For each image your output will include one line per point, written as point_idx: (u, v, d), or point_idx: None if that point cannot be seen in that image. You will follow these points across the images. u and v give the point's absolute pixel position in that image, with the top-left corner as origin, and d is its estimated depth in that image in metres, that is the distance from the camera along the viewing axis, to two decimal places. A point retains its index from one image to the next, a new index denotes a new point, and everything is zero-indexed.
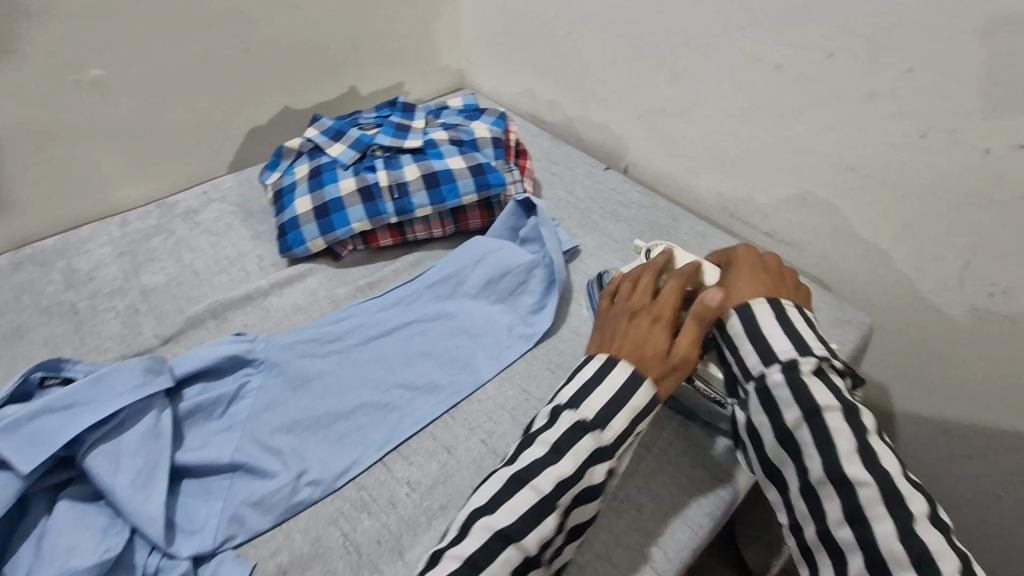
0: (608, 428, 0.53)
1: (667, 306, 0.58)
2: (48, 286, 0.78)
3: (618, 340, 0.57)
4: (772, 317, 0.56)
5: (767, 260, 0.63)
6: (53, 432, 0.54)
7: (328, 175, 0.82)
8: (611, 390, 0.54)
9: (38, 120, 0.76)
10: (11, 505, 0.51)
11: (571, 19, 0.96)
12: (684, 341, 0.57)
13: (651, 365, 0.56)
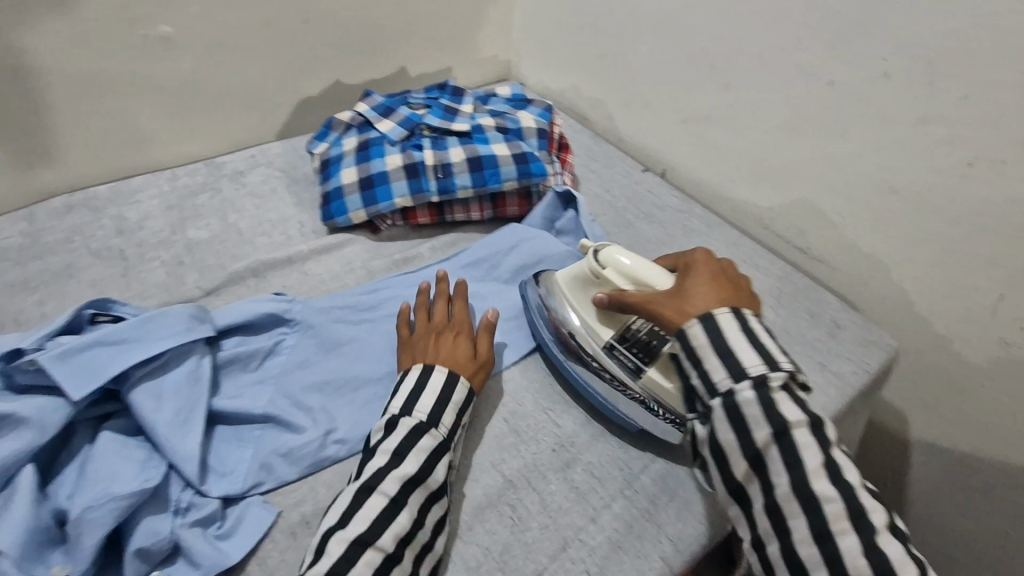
0: (437, 423, 0.58)
1: (463, 322, 0.67)
2: (99, 230, 0.81)
3: (432, 352, 0.64)
4: (737, 328, 0.52)
5: (724, 267, 0.60)
6: (103, 365, 0.56)
7: (376, 149, 0.84)
8: (435, 390, 0.60)
9: (105, 69, 0.79)
10: (60, 429, 0.54)
11: (625, 19, 0.97)
12: (484, 345, 0.66)
13: (465, 367, 0.63)
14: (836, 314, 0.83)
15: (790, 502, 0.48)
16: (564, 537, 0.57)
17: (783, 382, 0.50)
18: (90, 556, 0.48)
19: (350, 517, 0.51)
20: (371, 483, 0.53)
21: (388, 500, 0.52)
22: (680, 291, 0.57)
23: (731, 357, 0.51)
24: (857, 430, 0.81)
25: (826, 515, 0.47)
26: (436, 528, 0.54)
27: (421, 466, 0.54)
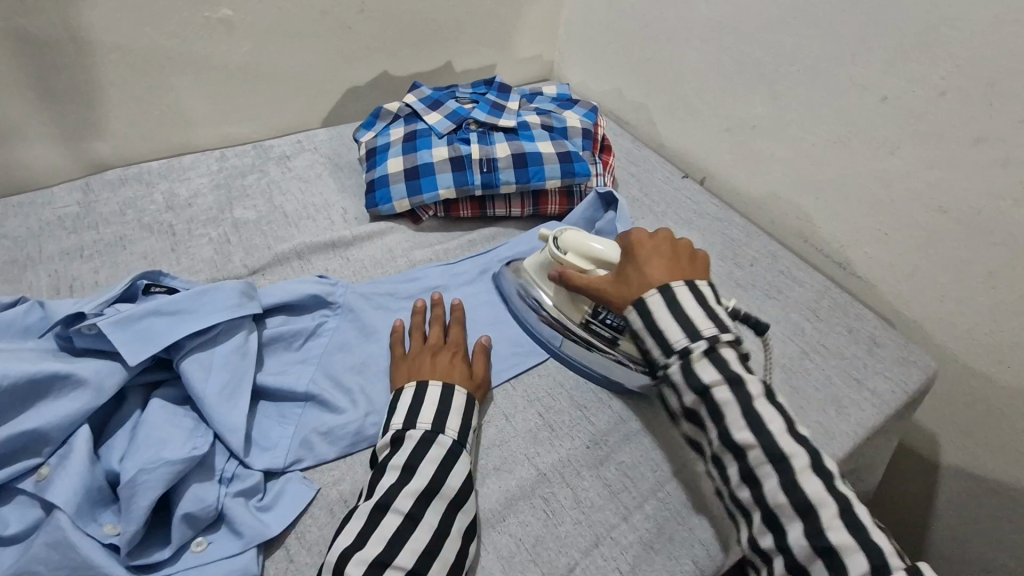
0: (443, 430, 0.58)
1: (458, 342, 0.68)
2: (150, 205, 0.83)
3: (427, 367, 0.64)
4: (663, 305, 0.58)
5: (662, 239, 0.63)
6: (158, 333, 0.58)
7: (423, 140, 0.86)
8: (435, 401, 0.59)
9: (165, 49, 0.81)
10: (113, 393, 0.55)
11: (675, 24, 0.97)
12: (480, 364, 0.67)
13: (462, 381, 0.63)
14: (875, 331, 0.82)
15: (727, 455, 0.55)
16: (596, 533, 0.58)
17: (705, 351, 0.55)
18: (142, 518, 0.48)
19: (367, 537, 0.50)
20: (386, 500, 0.52)
21: (402, 517, 0.51)
22: (622, 277, 0.63)
23: (661, 335, 0.57)
24: (890, 450, 0.81)
25: (751, 462, 0.53)
26: (467, 532, 0.54)
27: (432, 477, 0.54)
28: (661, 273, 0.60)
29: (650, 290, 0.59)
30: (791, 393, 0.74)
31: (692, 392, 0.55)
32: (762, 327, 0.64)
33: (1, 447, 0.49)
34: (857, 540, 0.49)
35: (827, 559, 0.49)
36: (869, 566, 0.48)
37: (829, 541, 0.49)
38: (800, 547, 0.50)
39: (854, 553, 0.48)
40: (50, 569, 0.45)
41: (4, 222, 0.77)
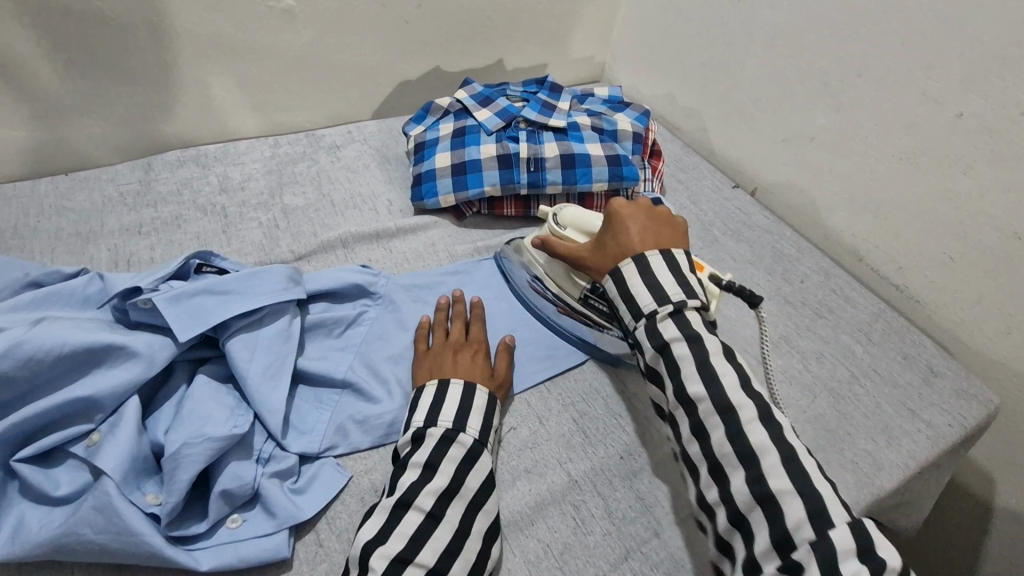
0: (464, 429, 0.57)
1: (480, 340, 0.67)
2: (205, 186, 0.86)
3: (449, 364, 0.63)
4: (636, 273, 0.56)
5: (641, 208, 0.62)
6: (208, 311, 0.59)
7: (472, 136, 0.86)
8: (456, 399, 0.59)
9: (228, 35, 0.83)
10: (162, 367, 0.57)
11: (736, 30, 0.94)
12: (502, 365, 0.66)
13: (484, 381, 0.62)
14: (931, 359, 0.78)
15: (679, 409, 0.53)
16: (624, 545, 0.56)
17: (672, 313, 0.54)
18: (184, 490, 0.50)
19: (390, 532, 0.49)
20: (408, 497, 0.51)
21: (424, 516, 0.51)
22: (602, 246, 0.62)
23: (632, 301, 0.56)
24: (942, 485, 0.76)
25: (699, 413, 0.51)
26: (489, 534, 0.53)
27: (452, 477, 0.53)
28: (636, 237, 0.59)
29: (624, 257, 0.58)
30: (838, 418, 0.71)
31: (651, 349, 0.54)
32: (757, 299, 0.60)
33: (53, 412, 0.51)
34: (795, 486, 0.46)
35: (763, 505, 0.46)
36: (805, 511, 0.45)
37: (766, 488, 0.46)
38: (739, 495, 0.48)
39: (790, 498, 0.45)
40: (95, 531, 0.47)
41: (71, 195, 0.81)
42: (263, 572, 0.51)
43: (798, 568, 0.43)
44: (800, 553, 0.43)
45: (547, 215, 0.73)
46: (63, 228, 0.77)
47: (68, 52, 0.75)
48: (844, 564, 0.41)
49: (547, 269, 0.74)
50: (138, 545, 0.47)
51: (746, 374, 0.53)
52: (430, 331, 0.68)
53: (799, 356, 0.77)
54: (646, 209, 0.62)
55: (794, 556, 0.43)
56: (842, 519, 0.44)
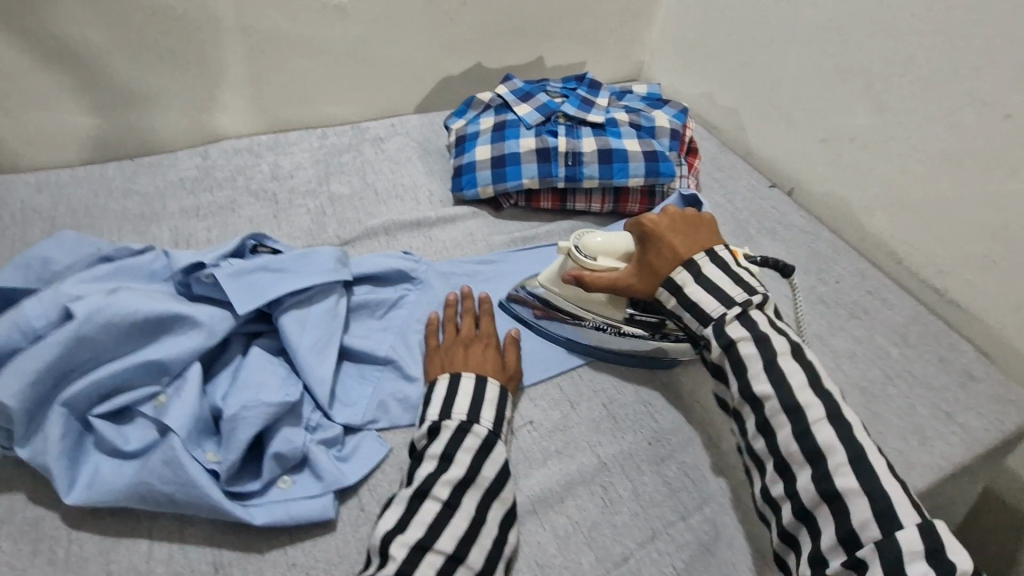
0: (478, 421, 0.58)
1: (490, 333, 0.67)
2: (258, 173, 0.90)
3: (459, 358, 0.64)
4: (690, 279, 0.60)
5: (675, 219, 0.63)
6: (266, 287, 0.63)
7: (511, 131, 0.88)
8: (468, 393, 0.60)
9: (286, 31, 0.88)
10: (222, 337, 0.61)
11: (779, 28, 0.94)
12: (512, 354, 0.67)
13: (495, 374, 0.63)
14: (970, 363, 0.78)
15: (746, 407, 0.57)
16: (651, 525, 0.58)
17: (738, 315, 0.57)
18: (241, 449, 0.54)
19: (407, 523, 0.51)
20: (424, 487, 0.53)
21: (441, 505, 0.52)
22: (646, 265, 0.63)
23: (696, 308, 0.59)
24: (976, 491, 0.76)
25: (766, 411, 0.55)
26: (505, 520, 0.55)
27: (468, 466, 0.55)
28: (682, 248, 0.61)
29: (676, 268, 0.61)
30: (870, 417, 0.71)
31: (718, 347, 0.57)
32: (789, 269, 0.66)
33: (126, 373, 0.56)
34: (862, 485, 0.49)
35: (830, 503, 0.50)
36: (872, 512, 0.48)
37: (833, 487, 0.50)
38: (807, 492, 0.51)
39: (857, 497, 0.49)
40: (163, 482, 0.51)
41: (136, 179, 0.87)
42: (310, 531, 0.54)
43: (863, 564, 0.47)
44: (864, 550, 0.47)
45: (567, 248, 0.69)
46: (129, 209, 0.83)
47: (140, 44, 0.81)
48: (910, 566, 0.45)
49: (558, 291, 0.73)
50: (199, 497, 0.51)
51: (814, 371, 0.56)
52: (440, 326, 0.68)
53: (832, 355, 0.77)
54: (678, 217, 0.63)
55: (860, 552, 0.47)
56: (912, 520, 0.47)
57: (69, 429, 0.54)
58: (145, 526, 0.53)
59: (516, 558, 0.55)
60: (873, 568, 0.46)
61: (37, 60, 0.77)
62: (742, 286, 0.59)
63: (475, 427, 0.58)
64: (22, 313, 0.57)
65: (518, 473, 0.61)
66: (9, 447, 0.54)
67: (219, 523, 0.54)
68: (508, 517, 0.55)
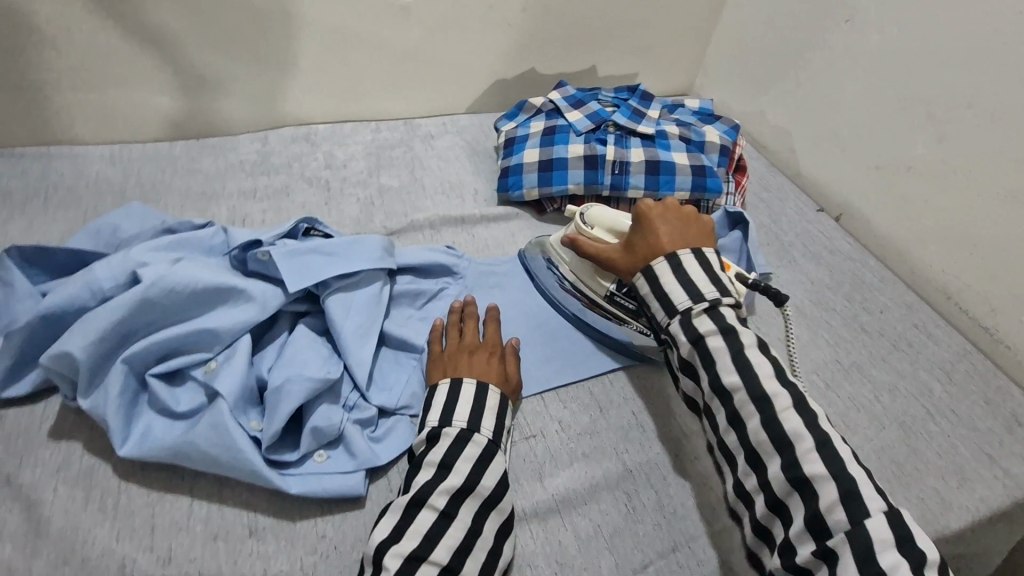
0: (478, 430, 0.58)
1: (497, 342, 0.67)
2: (313, 161, 0.94)
3: (463, 364, 0.63)
4: (668, 270, 0.60)
5: (668, 210, 0.65)
6: (316, 270, 0.66)
7: (561, 136, 0.89)
8: (468, 400, 0.60)
9: (353, 27, 0.92)
10: (272, 313, 0.64)
11: (840, 52, 0.93)
12: (515, 365, 0.66)
13: (498, 384, 0.63)
14: (1016, 408, 0.75)
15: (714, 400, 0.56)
16: (672, 537, 0.58)
17: (707, 309, 0.57)
18: (282, 421, 0.56)
19: (403, 532, 0.51)
20: (423, 495, 0.53)
21: (438, 514, 0.52)
22: (630, 244, 0.65)
23: (666, 299, 0.59)
24: (1013, 540, 0.73)
25: (735, 402, 0.54)
26: (500, 532, 0.55)
27: (467, 476, 0.55)
28: (666, 238, 0.63)
29: (656, 255, 0.62)
30: (908, 452, 0.69)
31: (685, 341, 0.57)
32: (783, 297, 0.64)
33: (183, 338, 0.59)
34: (828, 469, 0.49)
35: (801, 490, 0.49)
36: (838, 494, 0.48)
37: (801, 472, 0.49)
38: (777, 482, 0.51)
39: (825, 482, 0.49)
40: (208, 444, 0.54)
41: (199, 159, 0.91)
42: (340, 506, 0.56)
43: (833, 552, 0.46)
44: (835, 541, 0.46)
45: (574, 214, 0.75)
46: (191, 187, 0.87)
47: (217, 32, 0.85)
48: (882, 555, 0.44)
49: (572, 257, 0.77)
50: (242, 461, 0.54)
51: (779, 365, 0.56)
52: (447, 330, 0.68)
53: (870, 386, 0.75)
54: (672, 208, 0.65)
55: (828, 541, 0.47)
56: (877, 507, 0.46)
57: (127, 384, 0.57)
58: (187, 486, 0.56)
59: (512, 568, 0.55)
60: (843, 558, 0.45)
61: (123, 41, 0.82)
62: (717, 286, 0.59)
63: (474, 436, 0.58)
64: (92, 274, 0.60)
65: (542, 471, 0.61)
66: (72, 398, 0.58)
67: (256, 489, 0.56)
68: (500, 531, 0.54)
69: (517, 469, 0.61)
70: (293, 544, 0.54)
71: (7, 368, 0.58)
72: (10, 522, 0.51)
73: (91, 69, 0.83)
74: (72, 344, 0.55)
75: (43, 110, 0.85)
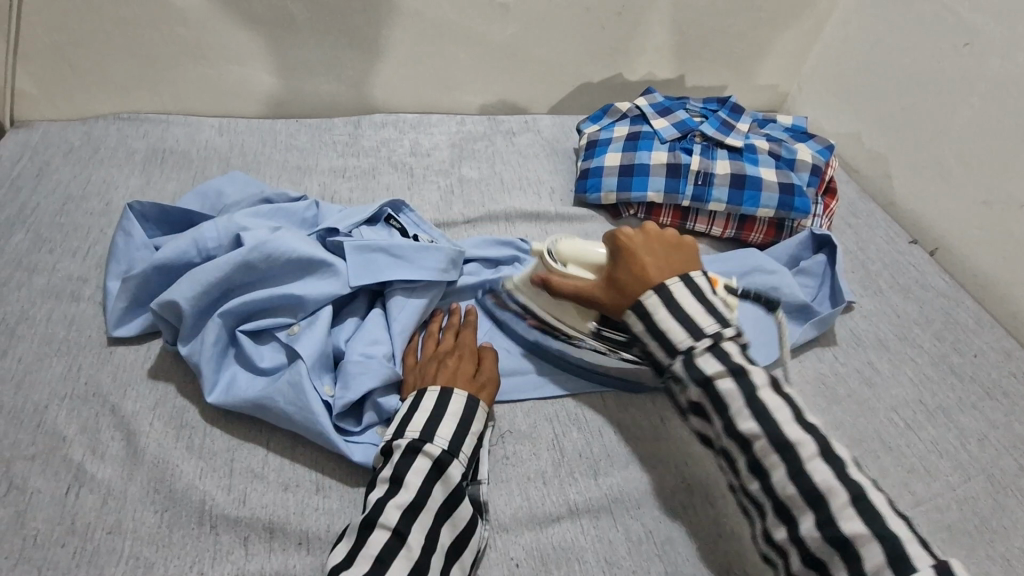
0: (431, 440, 0.55)
1: (467, 345, 0.65)
2: (399, 147, 0.97)
3: (431, 371, 0.61)
4: (666, 312, 0.54)
5: (647, 235, 0.59)
6: (384, 269, 0.67)
7: (645, 142, 0.89)
8: (427, 408, 0.57)
9: (453, 22, 0.95)
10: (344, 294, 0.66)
11: (955, 77, 0.88)
12: (488, 364, 0.64)
13: (466, 388, 0.60)
14: None
15: (732, 447, 0.52)
16: (728, 554, 0.57)
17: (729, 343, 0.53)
18: (352, 391, 0.59)
19: (354, 557, 0.49)
20: (373, 516, 0.51)
21: (389, 533, 0.50)
22: (614, 283, 0.59)
23: (665, 336, 0.54)
24: None
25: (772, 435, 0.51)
26: (453, 551, 0.52)
27: (418, 490, 0.52)
28: (653, 270, 0.57)
29: (649, 289, 0.55)
30: (995, 507, 0.65)
31: (695, 385, 0.52)
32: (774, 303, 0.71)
33: (271, 302, 0.63)
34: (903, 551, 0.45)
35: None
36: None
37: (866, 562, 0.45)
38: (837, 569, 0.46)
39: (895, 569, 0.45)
40: (285, 401, 0.58)
41: (297, 136, 0.96)
42: None
43: None
44: None
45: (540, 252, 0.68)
46: (288, 161, 0.92)
47: (327, 19, 0.90)
48: None
49: (536, 300, 0.70)
50: (312, 422, 0.57)
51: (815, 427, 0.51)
52: (419, 344, 0.65)
53: (957, 432, 0.71)
54: (654, 235, 0.59)
55: None
56: None
57: (220, 337, 0.62)
58: (264, 436, 0.60)
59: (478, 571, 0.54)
60: None
61: (242, 24, 0.88)
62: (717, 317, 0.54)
63: (420, 442, 0.55)
64: (200, 232, 0.65)
65: (598, 468, 0.62)
66: (173, 342, 0.63)
67: (325, 452, 0.59)
68: (454, 546, 0.52)
69: (571, 463, 0.62)
70: (355, 505, 0.56)
71: (121, 309, 0.64)
72: (113, 447, 0.57)
73: (212, 47, 0.90)
74: (179, 294, 0.60)
75: (166, 80, 0.92)
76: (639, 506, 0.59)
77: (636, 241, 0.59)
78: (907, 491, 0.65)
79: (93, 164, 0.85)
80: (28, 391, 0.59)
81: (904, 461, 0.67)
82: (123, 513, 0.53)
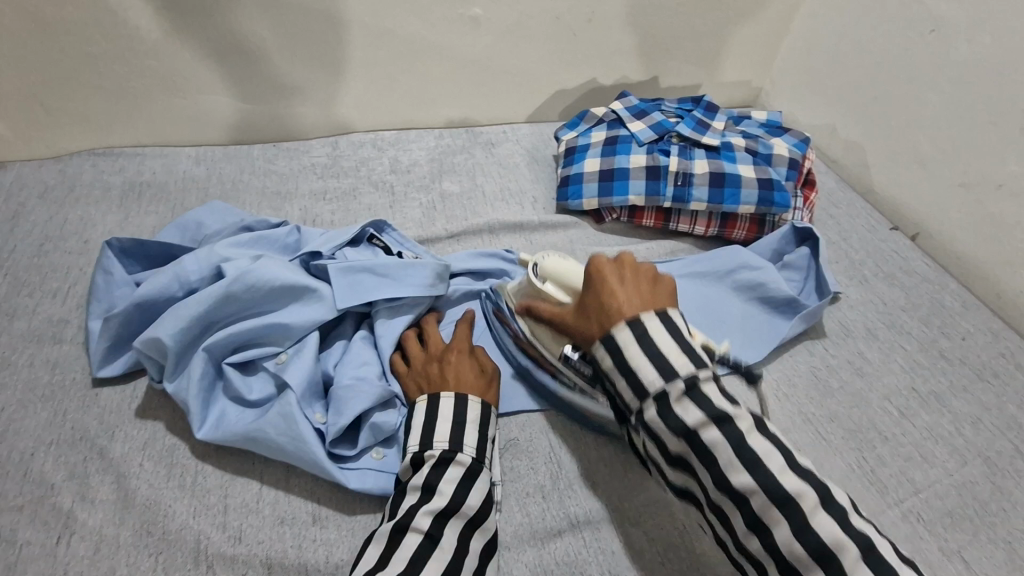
0: (461, 449, 0.56)
1: (463, 339, 0.65)
2: (378, 165, 0.97)
3: (437, 375, 0.61)
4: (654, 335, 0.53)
5: (623, 268, 0.56)
6: (369, 289, 0.67)
7: (623, 146, 0.89)
8: (446, 417, 0.57)
9: (423, 38, 0.95)
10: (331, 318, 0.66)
11: (924, 64, 0.89)
12: (486, 358, 0.64)
13: (474, 390, 0.60)
14: None
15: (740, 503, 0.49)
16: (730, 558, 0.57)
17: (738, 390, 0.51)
18: (343, 418, 0.58)
19: (388, 560, 0.48)
20: (405, 520, 0.51)
21: (422, 536, 0.50)
22: (584, 311, 0.57)
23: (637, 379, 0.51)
24: None
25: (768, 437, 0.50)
26: (483, 556, 0.53)
27: (452, 497, 0.53)
28: (621, 301, 0.54)
29: (613, 323, 0.53)
30: (993, 490, 0.65)
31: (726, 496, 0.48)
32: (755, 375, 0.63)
33: (257, 332, 0.62)
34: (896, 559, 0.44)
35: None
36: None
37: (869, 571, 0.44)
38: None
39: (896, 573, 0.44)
40: (276, 432, 0.57)
41: (275, 161, 0.96)
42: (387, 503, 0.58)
43: None
44: None
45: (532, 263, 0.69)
46: (267, 187, 0.92)
47: (297, 43, 0.90)
48: None
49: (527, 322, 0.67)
50: (305, 451, 0.56)
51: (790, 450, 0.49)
52: (412, 348, 0.65)
53: (950, 417, 0.71)
54: (628, 266, 0.57)
55: None
56: None
57: (206, 371, 0.61)
58: (257, 469, 0.59)
59: None
60: None
61: (212, 53, 0.88)
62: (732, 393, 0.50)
63: (454, 454, 0.55)
64: (182, 265, 0.65)
65: (596, 480, 0.61)
66: (159, 380, 0.62)
67: (321, 481, 0.59)
68: (485, 549, 0.53)
69: (569, 475, 0.62)
70: (354, 534, 0.56)
71: (104, 351, 0.63)
72: (103, 492, 0.56)
73: (183, 77, 0.89)
74: (163, 331, 0.60)
75: (138, 113, 0.92)
76: (638, 513, 0.59)
77: (610, 274, 0.56)
78: (906, 481, 0.65)
79: (69, 203, 0.84)
80: (13, 441, 0.58)
81: (901, 450, 0.68)
82: (116, 560, 0.52)
